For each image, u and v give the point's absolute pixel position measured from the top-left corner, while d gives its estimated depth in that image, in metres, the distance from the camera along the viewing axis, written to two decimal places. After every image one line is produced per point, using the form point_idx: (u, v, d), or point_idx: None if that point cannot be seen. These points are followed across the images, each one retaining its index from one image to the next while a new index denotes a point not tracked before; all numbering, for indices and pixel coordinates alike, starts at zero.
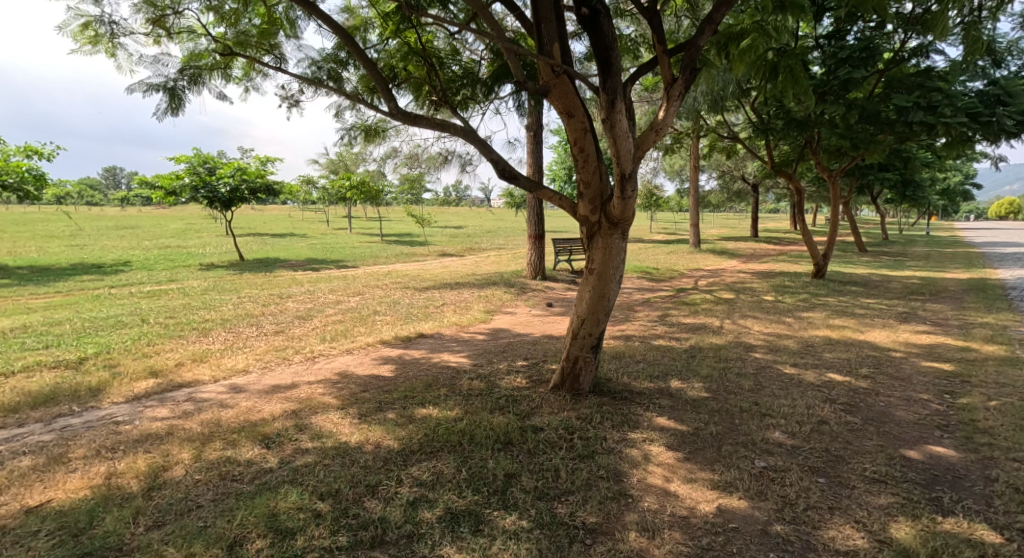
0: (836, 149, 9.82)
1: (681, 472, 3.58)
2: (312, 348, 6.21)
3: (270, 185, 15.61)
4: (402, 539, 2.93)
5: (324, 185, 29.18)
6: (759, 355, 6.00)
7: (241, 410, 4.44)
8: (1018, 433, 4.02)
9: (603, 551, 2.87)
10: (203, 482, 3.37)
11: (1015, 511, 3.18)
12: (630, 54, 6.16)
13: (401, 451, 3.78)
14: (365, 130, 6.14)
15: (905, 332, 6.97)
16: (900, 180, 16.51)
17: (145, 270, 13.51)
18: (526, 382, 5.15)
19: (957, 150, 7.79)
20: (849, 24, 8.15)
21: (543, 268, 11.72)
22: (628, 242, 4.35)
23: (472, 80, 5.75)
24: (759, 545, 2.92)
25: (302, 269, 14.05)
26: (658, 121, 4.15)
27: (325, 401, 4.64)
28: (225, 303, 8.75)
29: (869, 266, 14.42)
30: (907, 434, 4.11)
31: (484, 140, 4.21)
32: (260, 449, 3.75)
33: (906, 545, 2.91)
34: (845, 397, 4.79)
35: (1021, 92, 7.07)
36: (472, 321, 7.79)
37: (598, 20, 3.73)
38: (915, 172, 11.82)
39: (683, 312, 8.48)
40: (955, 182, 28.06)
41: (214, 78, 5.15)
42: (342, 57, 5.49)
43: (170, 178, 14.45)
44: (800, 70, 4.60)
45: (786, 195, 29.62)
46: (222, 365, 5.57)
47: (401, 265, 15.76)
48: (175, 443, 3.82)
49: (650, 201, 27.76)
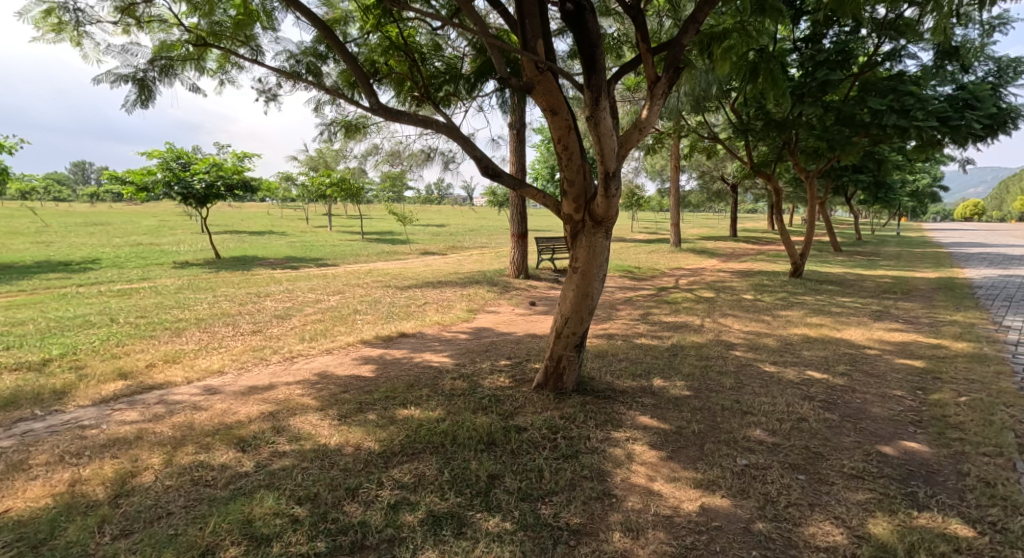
0: (814, 150, 10.00)
1: (664, 472, 3.56)
2: (291, 349, 6.07)
3: (247, 181, 15.30)
4: (382, 543, 2.86)
5: (305, 183, 28.92)
6: (740, 354, 6.03)
7: (216, 412, 4.31)
8: (987, 428, 4.09)
9: (587, 552, 2.84)
10: (175, 488, 3.25)
11: (986, 505, 3.23)
12: (613, 53, 6.17)
13: (382, 452, 3.70)
14: (345, 126, 6.04)
15: (878, 330, 7.08)
16: (873, 181, 16.84)
17: (116, 268, 13.09)
18: (509, 381, 5.09)
19: (928, 151, 8.01)
20: (825, 27, 8.26)
21: (526, 266, 11.67)
22: (611, 241, 4.31)
23: (454, 76, 5.69)
24: (742, 543, 2.91)
25: (280, 268, 13.76)
26: (641, 119, 4.13)
27: (304, 402, 4.54)
28: (200, 302, 8.51)
29: (844, 266, 14.66)
30: (882, 430, 4.15)
31: (467, 137, 4.14)
32: (235, 453, 3.64)
33: (883, 541, 2.93)
34: (823, 394, 4.83)
35: (987, 97, 7.28)
36: (455, 321, 7.68)
37: (582, 16, 3.70)
38: (888, 173, 12.08)
39: (665, 310, 8.50)
40: (925, 183, 28.76)
41: (187, 70, 4.98)
42: (322, 51, 5.36)
43: (140, 173, 13.95)
44: (779, 72, 4.58)
45: (764, 195, 30.23)
46: (196, 366, 5.42)
47: (381, 263, 15.50)
48: (145, 447, 3.69)
49: (632, 201, 28.00)
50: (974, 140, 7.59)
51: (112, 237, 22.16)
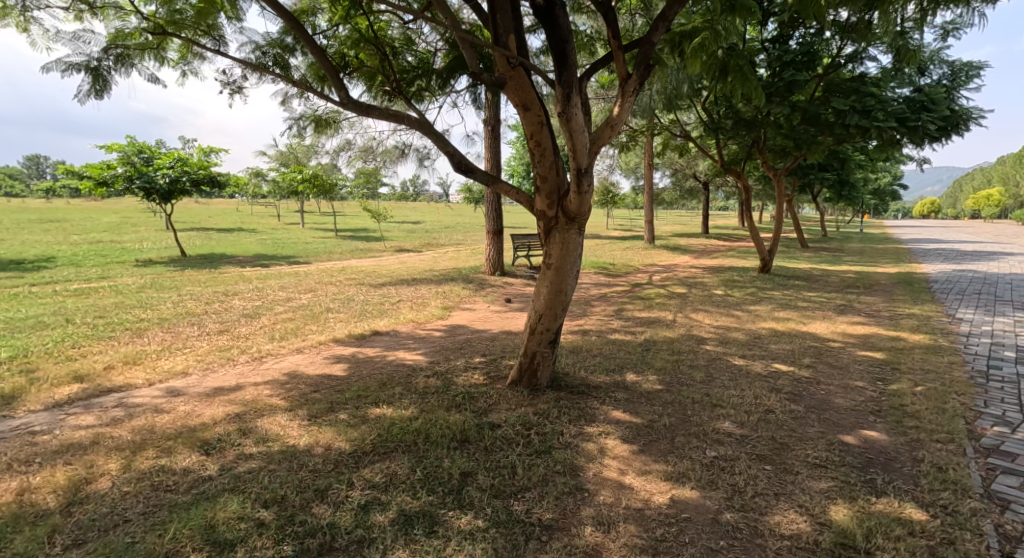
0: (781, 148, 10.22)
1: (635, 465, 3.59)
2: (259, 348, 5.94)
3: (214, 177, 14.92)
4: (352, 545, 2.82)
5: (275, 179, 28.37)
6: (710, 348, 6.12)
7: (178, 414, 4.19)
8: (941, 416, 4.23)
9: (559, 547, 2.84)
10: (133, 494, 3.15)
11: (938, 489, 3.33)
12: (586, 50, 6.18)
13: (353, 452, 3.65)
14: (316, 120, 5.91)
15: (842, 323, 7.27)
16: (838, 179, 17.34)
17: (74, 266, 12.61)
18: (484, 378, 5.07)
19: (887, 151, 8.26)
20: (792, 29, 8.41)
21: (501, 264, 11.64)
22: (585, 237, 4.32)
23: (427, 71, 5.62)
24: (710, 534, 2.96)
25: (250, 266, 13.51)
26: (613, 116, 4.15)
27: (273, 403, 4.44)
28: (163, 302, 8.25)
29: (811, 262, 15.03)
30: (844, 420, 4.26)
31: (440, 132, 4.10)
32: (199, 456, 3.54)
33: (843, 527, 3.00)
34: (789, 386, 4.93)
35: (942, 99, 7.54)
36: (429, 318, 7.64)
37: (553, 11, 3.70)
38: (851, 171, 12.43)
39: (638, 306, 8.59)
40: (886, 182, 29.48)
41: (146, 59, 4.81)
42: (289, 43, 5.24)
43: (99, 167, 13.43)
44: (748, 70, 4.63)
45: (734, 193, 30.85)
46: (159, 367, 5.26)
47: (355, 261, 15.32)
48: (101, 452, 3.56)
49: (607, 200, 28.12)
50: (930, 140, 7.88)
51: (69, 233, 21.30)
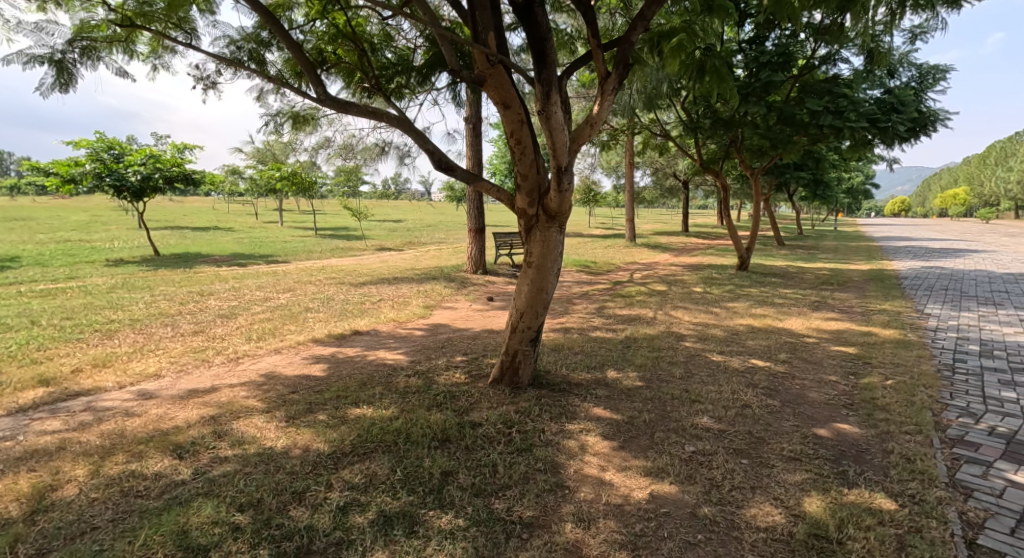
0: (758, 148, 10.36)
1: (616, 461, 3.60)
2: (236, 349, 5.83)
3: (188, 174, 14.61)
4: (330, 547, 2.79)
5: (252, 176, 27.91)
6: (689, 344, 6.18)
7: (150, 418, 4.09)
8: (910, 409, 4.33)
9: (539, 544, 2.84)
10: (101, 500, 3.06)
11: (907, 479, 3.41)
12: (566, 48, 6.18)
13: (332, 453, 3.60)
14: (293, 117, 5.82)
15: (816, 319, 7.41)
16: (813, 178, 17.66)
17: (40, 266, 12.23)
18: (465, 377, 5.04)
19: (860, 150, 8.42)
20: (768, 30, 8.52)
21: (483, 262, 11.60)
22: (565, 235, 4.32)
23: (406, 68, 5.57)
24: (688, 528, 2.98)
25: (226, 265, 13.27)
26: (593, 115, 4.15)
27: (249, 405, 4.36)
28: (135, 303, 8.05)
29: (786, 259, 15.28)
30: (818, 414, 4.33)
31: (419, 130, 4.06)
32: (171, 460, 3.46)
33: (816, 518, 3.04)
34: (766, 381, 5.00)
35: (911, 101, 7.71)
36: (410, 318, 7.57)
37: (532, 9, 3.68)
38: (826, 171, 12.63)
39: (619, 304, 8.65)
40: (859, 181, 30.06)
41: (113, 52, 4.68)
42: (264, 37, 5.14)
43: (66, 164, 13.04)
44: (725, 70, 4.66)
45: (712, 192, 31.26)
46: (130, 369, 5.13)
47: (335, 260, 15.15)
48: (68, 458, 3.46)
49: (588, 198, 28.20)
50: (899, 141, 8.06)
51: (35, 233, 20.64)
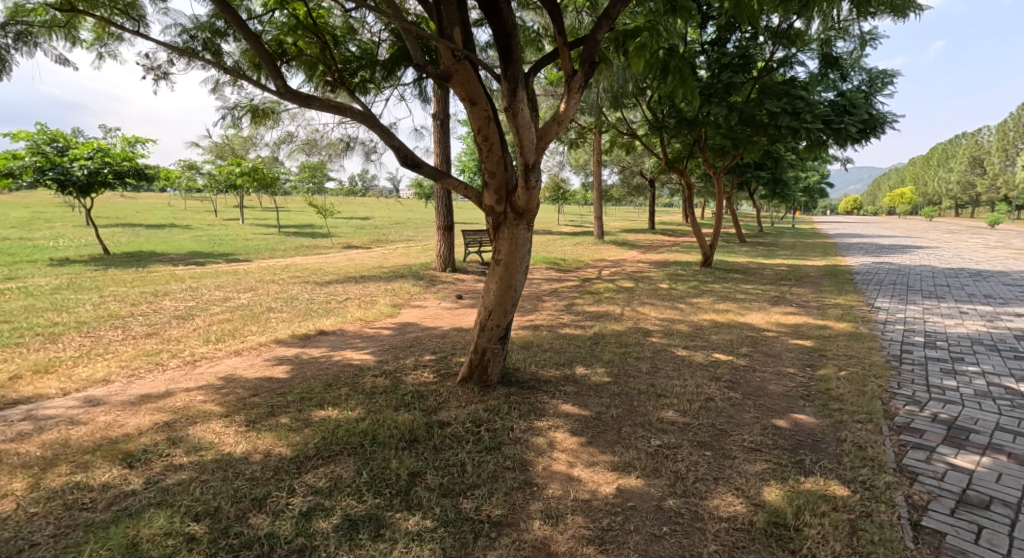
0: (720, 148, 10.56)
1: (583, 457, 3.60)
2: (193, 352, 5.61)
3: (140, 169, 14.03)
4: (292, 554, 2.70)
5: (211, 172, 27.06)
6: (656, 340, 6.25)
7: (98, 425, 3.90)
8: (862, 398, 4.47)
9: (507, 543, 2.81)
10: (42, 515, 2.89)
11: (859, 466, 3.51)
12: (533, 46, 6.14)
13: (295, 457, 3.49)
14: (252, 111, 5.63)
15: (776, 314, 7.59)
16: (773, 177, 18.14)
17: None
18: (433, 376, 4.97)
19: (816, 151, 8.66)
20: (729, 32, 8.67)
21: (451, 260, 11.50)
22: (533, 233, 4.29)
23: (371, 62, 5.44)
24: (654, 520, 3.00)
25: (181, 264, 12.78)
26: (560, 112, 4.13)
27: (206, 409, 4.20)
28: (83, 304, 7.67)
29: (747, 256, 15.67)
30: (777, 406, 4.42)
31: (384, 125, 3.96)
32: (120, 470, 3.29)
33: (776, 507, 3.10)
34: (728, 375, 5.09)
35: (862, 104, 7.96)
36: (378, 317, 7.44)
37: (498, 4, 3.63)
38: (784, 170, 12.98)
39: (587, 300, 8.69)
40: (816, 180, 31.04)
41: (53, 38, 4.43)
42: (220, 27, 4.95)
43: (5, 158, 12.32)
44: (688, 72, 4.82)
45: (678, 191, 31.83)
46: (76, 375, 4.87)
47: (299, 258, 14.78)
48: (5, 471, 3.25)
49: (557, 196, 28.32)
50: (852, 141, 8.33)
51: None
